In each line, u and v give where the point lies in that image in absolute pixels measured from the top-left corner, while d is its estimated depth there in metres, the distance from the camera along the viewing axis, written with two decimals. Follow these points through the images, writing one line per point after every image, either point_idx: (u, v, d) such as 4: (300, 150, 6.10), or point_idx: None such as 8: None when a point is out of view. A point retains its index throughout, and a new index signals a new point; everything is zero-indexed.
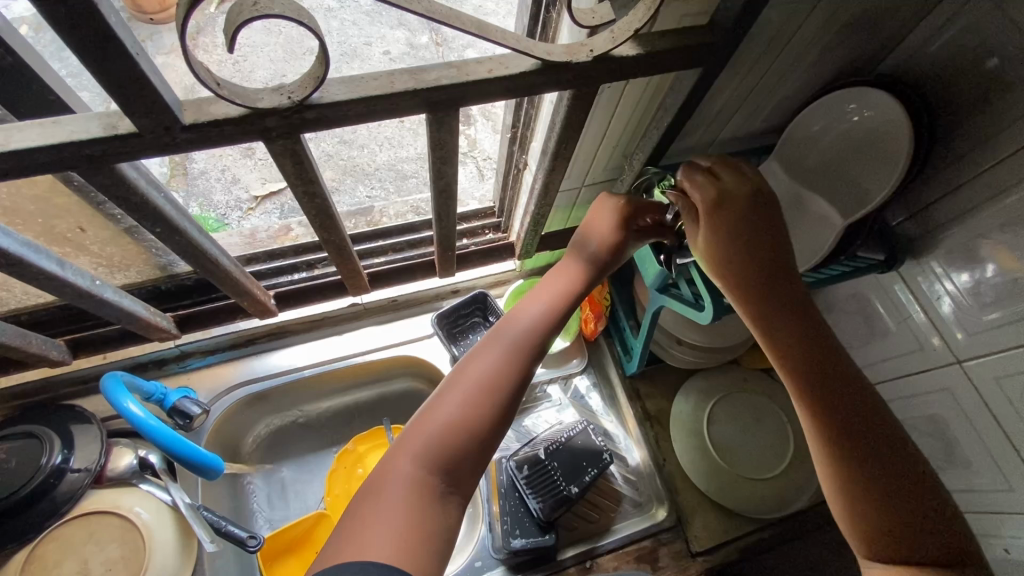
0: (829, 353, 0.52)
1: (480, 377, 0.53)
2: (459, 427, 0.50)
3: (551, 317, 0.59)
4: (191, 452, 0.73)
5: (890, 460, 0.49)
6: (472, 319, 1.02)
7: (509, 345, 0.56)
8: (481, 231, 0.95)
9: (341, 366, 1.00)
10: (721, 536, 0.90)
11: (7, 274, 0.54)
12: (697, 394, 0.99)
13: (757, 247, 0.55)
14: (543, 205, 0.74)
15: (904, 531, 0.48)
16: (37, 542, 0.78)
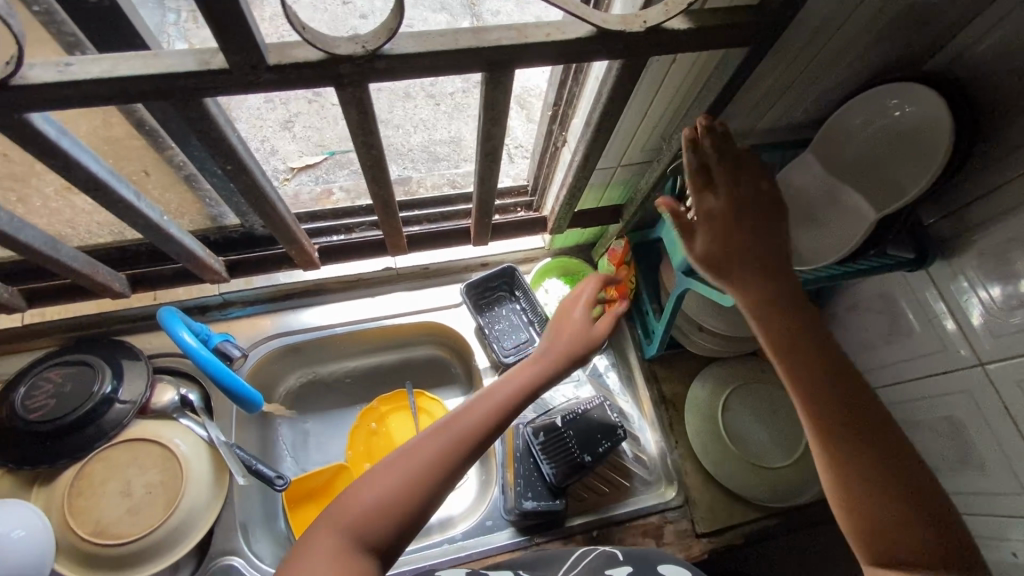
0: (831, 363, 0.55)
1: (437, 443, 0.55)
2: (417, 478, 0.54)
3: (516, 396, 0.62)
4: (236, 385, 0.79)
5: (889, 463, 0.51)
6: (498, 292, 1.05)
7: (481, 409, 0.59)
8: (514, 208, 0.98)
9: (372, 327, 1.04)
10: (726, 519, 0.93)
11: (92, 200, 0.59)
12: (714, 380, 1.00)
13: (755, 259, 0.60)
14: (580, 179, 0.76)
15: (900, 535, 0.49)
16: (86, 462, 0.83)
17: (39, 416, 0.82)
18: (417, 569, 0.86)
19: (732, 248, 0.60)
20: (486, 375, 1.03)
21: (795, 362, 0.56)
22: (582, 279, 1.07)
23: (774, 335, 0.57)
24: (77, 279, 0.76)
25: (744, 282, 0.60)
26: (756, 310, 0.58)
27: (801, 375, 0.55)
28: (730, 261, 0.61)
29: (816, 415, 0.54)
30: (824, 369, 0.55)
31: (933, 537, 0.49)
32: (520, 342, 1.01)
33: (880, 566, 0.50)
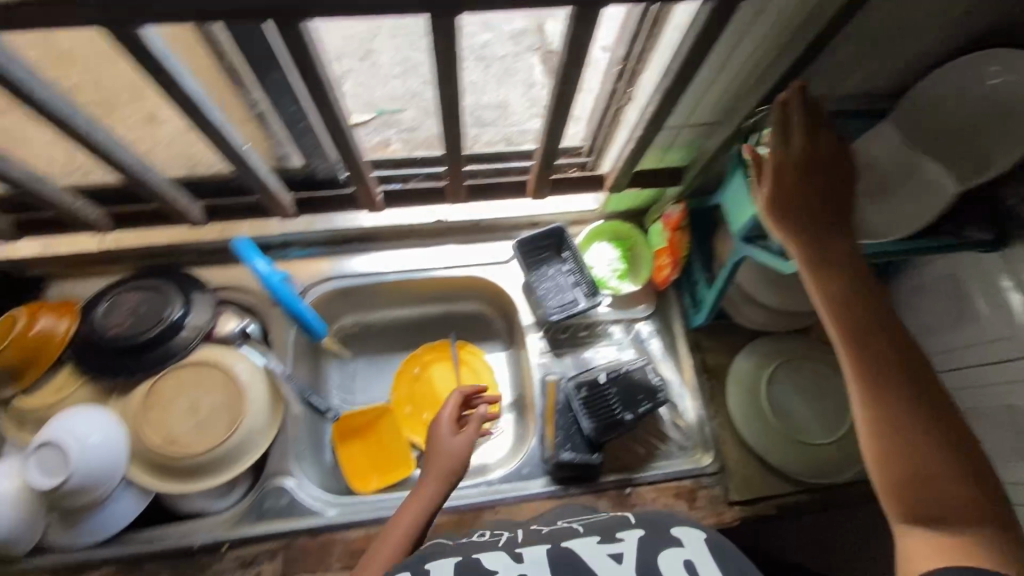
0: (884, 327, 0.57)
1: (398, 537, 0.72)
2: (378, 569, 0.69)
3: (422, 515, 0.74)
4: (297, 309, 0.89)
5: (932, 426, 0.54)
6: (545, 253, 1.04)
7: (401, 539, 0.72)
8: (568, 168, 0.97)
9: (420, 277, 1.07)
10: (760, 490, 0.94)
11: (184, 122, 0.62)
12: (760, 355, 0.99)
13: (817, 218, 0.61)
14: (648, 134, 0.75)
15: (939, 493, 0.52)
16: (157, 380, 0.89)
17: (116, 333, 0.89)
18: (457, 506, 0.90)
19: (798, 203, 0.62)
20: (529, 331, 1.04)
21: (851, 323, 0.58)
22: (634, 246, 1.05)
23: (835, 298, 0.59)
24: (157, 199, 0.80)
25: (806, 240, 0.61)
26: (815, 272, 0.60)
27: (856, 341, 0.57)
28: (795, 219, 0.62)
29: (867, 375, 0.56)
30: (879, 332, 0.57)
31: (970, 498, 0.51)
32: (565, 302, 1.01)
33: (915, 525, 0.52)
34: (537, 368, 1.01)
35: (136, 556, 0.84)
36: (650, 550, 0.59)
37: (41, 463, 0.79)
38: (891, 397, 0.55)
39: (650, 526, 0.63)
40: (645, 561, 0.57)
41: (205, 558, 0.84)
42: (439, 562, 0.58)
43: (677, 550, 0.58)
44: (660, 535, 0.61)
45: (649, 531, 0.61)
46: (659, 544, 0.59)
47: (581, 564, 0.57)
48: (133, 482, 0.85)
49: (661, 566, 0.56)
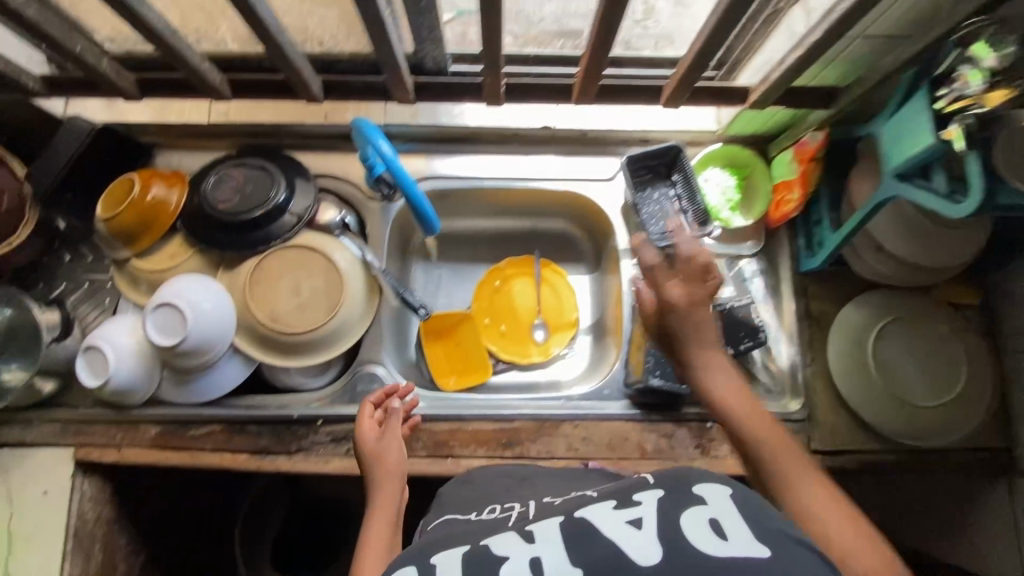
0: (756, 405, 0.65)
1: (377, 535, 0.66)
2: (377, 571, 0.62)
3: (386, 510, 0.70)
4: (420, 203, 0.87)
5: (823, 496, 0.58)
6: (654, 172, 0.99)
7: (381, 535, 0.66)
8: None
9: (518, 187, 1.03)
10: (843, 443, 0.93)
11: None
12: (872, 308, 0.93)
13: (677, 323, 0.69)
14: (826, 40, 0.66)
15: (846, 555, 0.54)
16: (263, 258, 0.91)
17: (225, 207, 0.89)
18: (539, 416, 0.91)
19: (677, 314, 0.69)
20: (623, 256, 1.01)
21: (739, 405, 0.65)
22: (749, 174, 0.99)
23: (716, 381, 0.67)
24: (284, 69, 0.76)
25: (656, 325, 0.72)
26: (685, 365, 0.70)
27: (744, 422, 0.64)
28: (686, 328, 0.69)
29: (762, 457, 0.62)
30: (766, 420, 0.64)
31: (879, 556, 0.54)
32: (666, 229, 0.96)
33: None
34: (629, 295, 0.98)
35: (239, 419, 0.90)
36: (671, 508, 0.52)
37: (157, 322, 0.83)
38: (747, 413, 0.64)
39: (672, 484, 0.55)
40: (666, 523, 0.51)
41: (302, 429, 0.90)
42: (445, 555, 0.54)
43: (700, 509, 0.52)
44: (682, 493, 0.54)
45: (669, 491, 0.54)
46: (680, 503, 0.52)
47: (597, 536, 0.51)
48: (238, 352, 0.90)
49: (684, 528, 0.50)
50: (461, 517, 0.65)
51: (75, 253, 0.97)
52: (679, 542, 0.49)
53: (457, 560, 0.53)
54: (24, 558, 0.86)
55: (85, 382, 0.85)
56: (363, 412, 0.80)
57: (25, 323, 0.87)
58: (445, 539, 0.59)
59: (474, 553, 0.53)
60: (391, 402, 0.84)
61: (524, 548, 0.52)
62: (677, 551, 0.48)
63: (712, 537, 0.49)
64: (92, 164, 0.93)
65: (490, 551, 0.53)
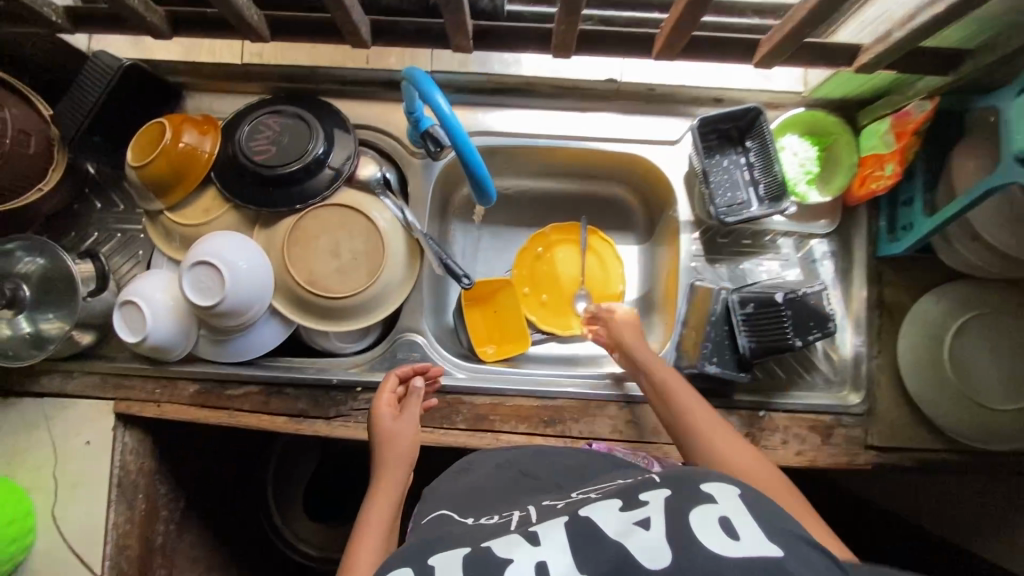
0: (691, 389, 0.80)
1: (379, 518, 0.71)
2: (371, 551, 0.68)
3: (392, 493, 0.74)
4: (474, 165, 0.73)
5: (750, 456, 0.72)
6: (725, 137, 0.91)
7: (382, 521, 0.71)
8: None
9: (571, 146, 0.94)
10: (904, 440, 0.88)
11: None
12: (953, 301, 0.86)
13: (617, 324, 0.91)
14: None
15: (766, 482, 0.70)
16: (301, 217, 0.85)
17: (261, 159, 0.83)
18: (584, 395, 0.88)
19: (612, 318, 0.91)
20: (684, 229, 0.93)
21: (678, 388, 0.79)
22: (831, 143, 0.89)
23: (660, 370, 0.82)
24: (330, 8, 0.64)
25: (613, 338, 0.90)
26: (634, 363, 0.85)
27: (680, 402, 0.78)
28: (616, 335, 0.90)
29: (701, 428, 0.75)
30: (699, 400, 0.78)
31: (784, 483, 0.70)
32: (734, 201, 0.89)
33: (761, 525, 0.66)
34: (686, 272, 0.92)
35: (278, 382, 0.88)
36: (677, 507, 0.54)
37: (193, 281, 0.79)
38: (673, 383, 0.80)
39: (677, 481, 0.58)
40: (675, 520, 0.52)
41: (341, 395, 0.88)
42: (444, 556, 0.56)
43: (708, 506, 0.53)
44: (688, 492, 0.55)
45: (677, 490, 0.56)
46: (688, 501, 0.54)
47: (600, 539, 0.53)
48: (276, 313, 0.87)
49: (692, 524, 0.51)
50: (458, 518, 0.64)
51: (105, 201, 0.93)
52: (687, 541, 0.50)
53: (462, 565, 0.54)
54: (71, 504, 0.87)
55: (123, 337, 0.83)
56: (384, 387, 0.81)
57: (60, 274, 0.84)
58: (442, 539, 0.60)
59: (476, 554, 0.55)
60: (414, 380, 0.84)
61: (532, 551, 0.54)
62: (685, 552, 0.49)
63: (722, 536, 0.50)
64: (121, 106, 0.87)
65: (496, 555, 0.54)
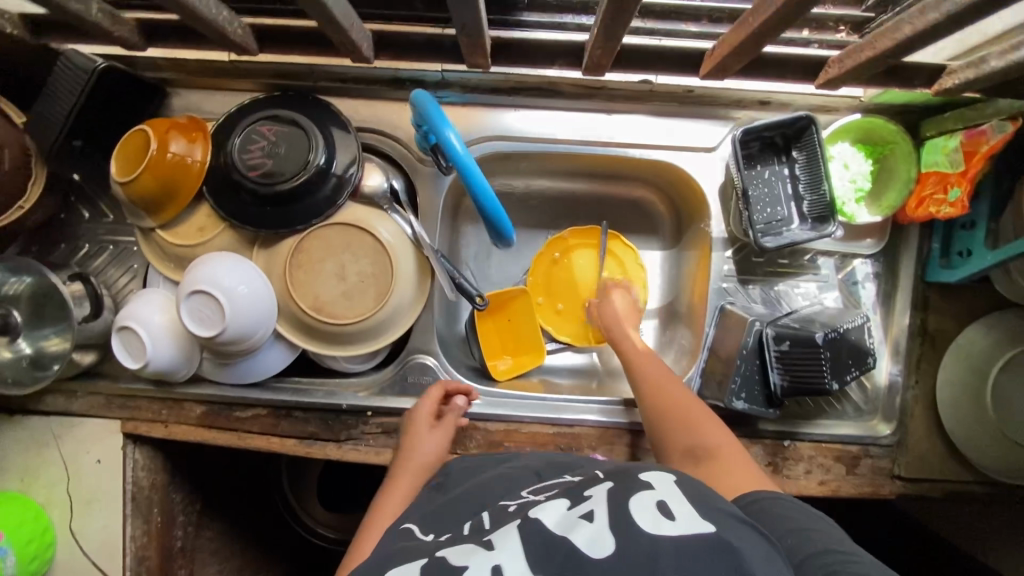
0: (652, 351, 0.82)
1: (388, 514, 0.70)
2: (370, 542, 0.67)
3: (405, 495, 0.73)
4: (491, 209, 0.63)
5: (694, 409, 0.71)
6: (768, 146, 0.82)
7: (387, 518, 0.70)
8: (834, 26, 0.74)
9: (596, 152, 0.86)
10: (933, 472, 0.84)
11: None
12: (1005, 333, 0.79)
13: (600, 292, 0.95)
14: None
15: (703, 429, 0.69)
16: (304, 237, 0.79)
17: (257, 175, 0.76)
18: (603, 422, 0.85)
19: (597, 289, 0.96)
20: (716, 246, 0.86)
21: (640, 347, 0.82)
22: (887, 153, 0.80)
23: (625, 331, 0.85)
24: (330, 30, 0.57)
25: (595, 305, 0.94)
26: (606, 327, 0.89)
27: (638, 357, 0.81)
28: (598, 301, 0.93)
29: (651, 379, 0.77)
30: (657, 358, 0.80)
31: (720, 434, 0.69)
32: (774, 218, 0.81)
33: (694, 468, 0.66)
34: (715, 294, 0.86)
35: (287, 405, 0.85)
36: (619, 500, 0.53)
37: (192, 310, 0.75)
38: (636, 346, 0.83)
39: (618, 478, 0.58)
40: (619, 510, 0.52)
41: (351, 418, 0.85)
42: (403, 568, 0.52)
43: (647, 493, 0.53)
44: (629, 484, 0.56)
45: (618, 484, 0.57)
46: (630, 491, 0.54)
47: (548, 536, 0.50)
48: (281, 337, 0.82)
49: (632, 510, 0.51)
50: (412, 531, 0.60)
51: (93, 210, 0.87)
52: (630, 527, 0.49)
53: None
54: (88, 519, 0.88)
55: (123, 362, 0.80)
56: (429, 395, 0.81)
57: (53, 295, 0.80)
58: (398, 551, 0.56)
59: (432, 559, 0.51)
60: (456, 398, 0.83)
61: (486, 554, 0.50)
62: (629, 536, 0.48)
63: (659, 518, 0.50)
64: (101, 110, 0.79)
65: (452, 561, 0.50)
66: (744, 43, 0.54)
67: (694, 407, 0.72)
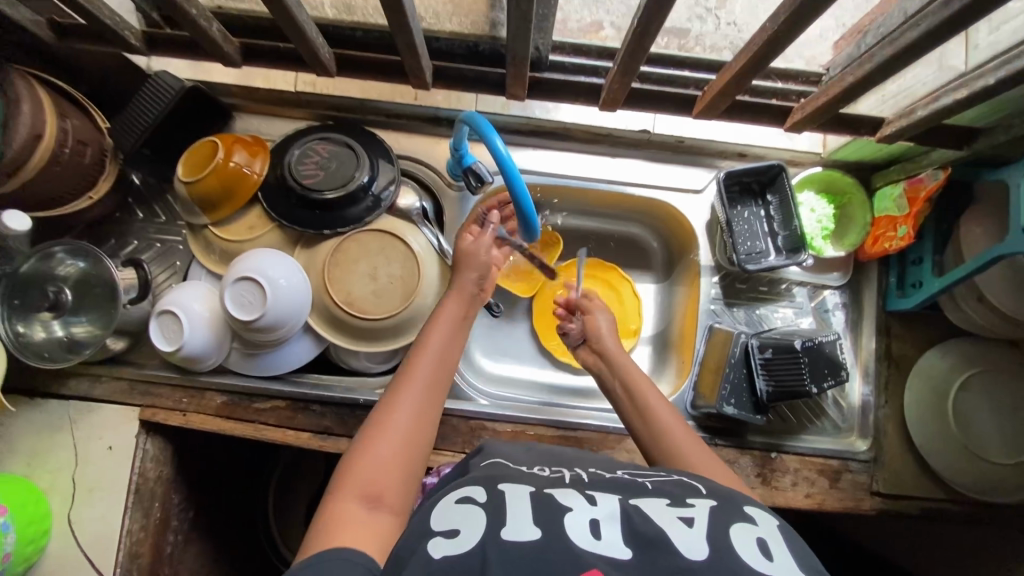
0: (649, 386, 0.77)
1: (429, 357, 0.71)
2: (416, 402, 0.67)
3: (448, 342, 0.73)
4: (526, 208, 0.72)
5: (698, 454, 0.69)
6: (747, 190, 0.96)
7: (427, 366, 0.70)
8: (795, 97, 0.82)
9: (602, 188, 0.99)
10: (907, 488, 0.90)
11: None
12: (958, 357, 0.91)
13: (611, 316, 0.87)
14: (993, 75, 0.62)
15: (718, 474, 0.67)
16: (345, 238, 0.89)
17: (308, 184, 0.87)
18: (603, 426, 0.91)
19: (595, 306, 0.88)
20: (704, 272, 0.98)
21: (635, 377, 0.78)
22: (847, 201, 0.95)
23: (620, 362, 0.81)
24: (403, 39, 0.69)
25: (599, 317, 0.86)
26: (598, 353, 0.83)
27: (639, 398, 0.76)
28: (596, 316, 0.86)
29: (655, 427, 0.73)
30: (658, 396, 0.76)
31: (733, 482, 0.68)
32: (754, 250, 0.93)
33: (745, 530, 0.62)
34: (705, 314, 0.97)
35: (305, 398, 0.90)
36: (722, 521, 0.54)
37: (235, 296, 0.82)
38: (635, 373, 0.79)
39: (722, 499, 0.59)
40: (719, 530, 0.53)
41: (366, 414, 0.89)
42: (511, 485, 0.59)
43: (747, 526, 0.54)
44: (733, 510, 0.56)
45: (721, 504, 0.57)
46: (732, 516, 0.55)
47: (648, 518, 0.54)
48: (310, 330, 0.90)
49: (733, 538, 0.52)
50: (512, 465, 0.66)
51: (148, 211, 0.96)
52: (727, 551, 0.51)
53: (525, 503, 0.55)
54: (86, 509, 0.87)
55: (157, 344, 0.85)
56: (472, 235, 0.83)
57: (103, 279, 0.86)
58: (503, 474, 0.63)
59: (541, 498, 0.56)
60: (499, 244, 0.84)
61: (586, 507, 0.55)
62: (724, 553, 0.50)
63: (758, 556, 0.51)
64: (173, 125, 0.90)
65: (557, 500, 0.56)
66: (727, 83, 0.72)
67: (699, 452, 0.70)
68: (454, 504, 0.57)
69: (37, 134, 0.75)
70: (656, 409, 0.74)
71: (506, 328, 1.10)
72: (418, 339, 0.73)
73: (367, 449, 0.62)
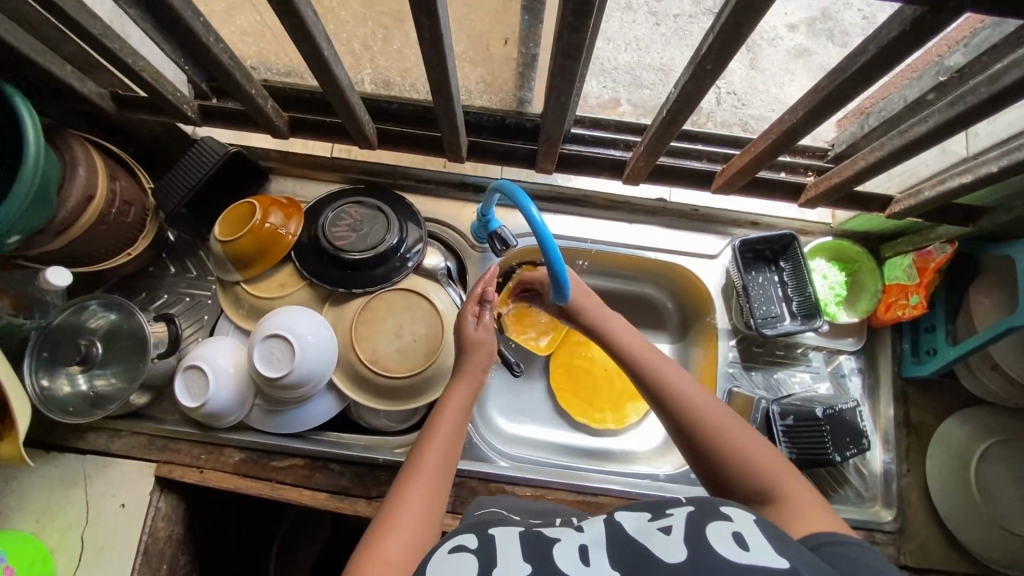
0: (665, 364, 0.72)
1: (441, 442, 0.67)
2: (431, 490, 0.63)
3: (459, 427, 0.69)
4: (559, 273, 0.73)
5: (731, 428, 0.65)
6: (761, 257, 0.99)
7: (439, 453, 0.66)
8: (803, 170, 0.86)
9: (621, 252, 1.03)
10: (934, 561, 0.88)
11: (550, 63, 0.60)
12: (978, 425, 0.91)
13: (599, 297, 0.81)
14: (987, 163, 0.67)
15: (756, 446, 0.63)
16: (373, 296, 0.92)
17: (340, 244, 0.90)
18: (625, 492, 0.90)
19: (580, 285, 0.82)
20: (721, 335, 1.00)
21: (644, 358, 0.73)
22: (857, 269, 0.98)
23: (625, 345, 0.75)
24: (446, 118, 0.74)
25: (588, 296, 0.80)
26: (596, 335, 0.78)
27: (654, 380, 0.71)
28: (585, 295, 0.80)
29: (680, 406, 0.68)
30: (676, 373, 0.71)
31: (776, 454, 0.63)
32: (770, 314, 0.95)
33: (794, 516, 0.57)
34: (724, 377, 0.97)
35: (324, 457, 0.89)
36: (698, 521, 0.53)
37: (264, 353, 0.83)
38: (640, 354, 0.73)
39: (700, 502, 0.57)
40: (696, 532, 0.52)
41: (385, 474, 0.88)
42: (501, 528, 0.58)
43: (722, 522, 0.52)
44: (709, 511, 0.54)
45: (699, 508, 0.55)
46: (709, 515, 0.53)
47: (629, 539, 0.53)
48: (333, 387, 0.91)
49: (708, 536, 0.51)
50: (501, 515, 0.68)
51: (180, 266, 0.98)
52: (704, 550, 0.49)
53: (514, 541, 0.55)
54: (93, 571, 0.84)
55: (182, 401, 0.85)
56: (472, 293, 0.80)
57: (133, 332, 0.87)
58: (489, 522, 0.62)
59: (532, 534, 0.56)
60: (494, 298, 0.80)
61: (574, 536, 0.55)
62: (702, 554, 0.49)
63: (733, 548, 0.49)
64: (212, 187, 0.94)
65: (545, 535, 0.56)
66: (746, 163, 0.77)
67: (734, 426, 0.66)
68: (449, 553, 0.54)
69: (89, 196, 0.78)
70: (675, 387, 0.69)
71: (524, 386, 1.10)
72: (428, 419, 0.69)
73: (381, 549, 0.56)
